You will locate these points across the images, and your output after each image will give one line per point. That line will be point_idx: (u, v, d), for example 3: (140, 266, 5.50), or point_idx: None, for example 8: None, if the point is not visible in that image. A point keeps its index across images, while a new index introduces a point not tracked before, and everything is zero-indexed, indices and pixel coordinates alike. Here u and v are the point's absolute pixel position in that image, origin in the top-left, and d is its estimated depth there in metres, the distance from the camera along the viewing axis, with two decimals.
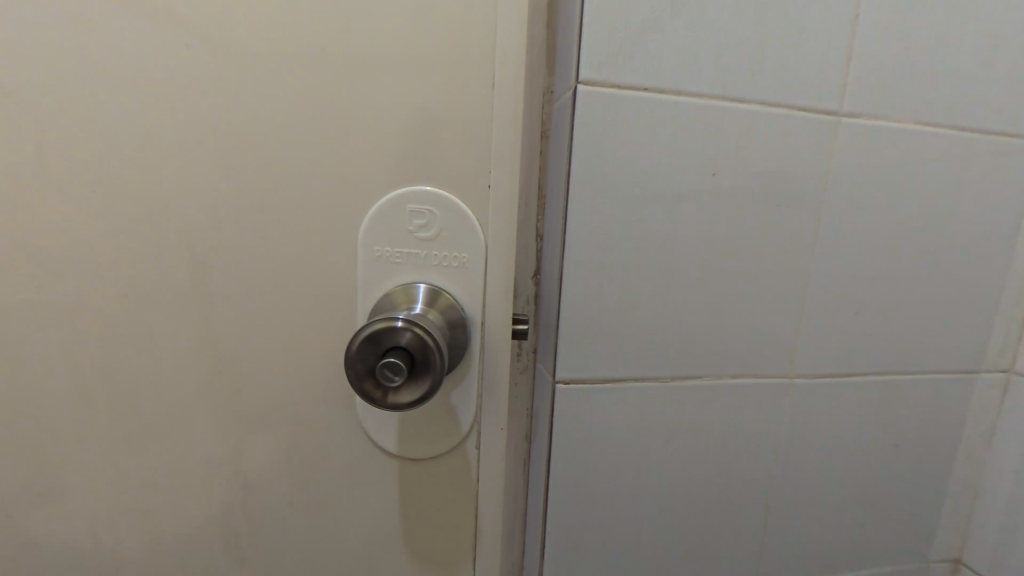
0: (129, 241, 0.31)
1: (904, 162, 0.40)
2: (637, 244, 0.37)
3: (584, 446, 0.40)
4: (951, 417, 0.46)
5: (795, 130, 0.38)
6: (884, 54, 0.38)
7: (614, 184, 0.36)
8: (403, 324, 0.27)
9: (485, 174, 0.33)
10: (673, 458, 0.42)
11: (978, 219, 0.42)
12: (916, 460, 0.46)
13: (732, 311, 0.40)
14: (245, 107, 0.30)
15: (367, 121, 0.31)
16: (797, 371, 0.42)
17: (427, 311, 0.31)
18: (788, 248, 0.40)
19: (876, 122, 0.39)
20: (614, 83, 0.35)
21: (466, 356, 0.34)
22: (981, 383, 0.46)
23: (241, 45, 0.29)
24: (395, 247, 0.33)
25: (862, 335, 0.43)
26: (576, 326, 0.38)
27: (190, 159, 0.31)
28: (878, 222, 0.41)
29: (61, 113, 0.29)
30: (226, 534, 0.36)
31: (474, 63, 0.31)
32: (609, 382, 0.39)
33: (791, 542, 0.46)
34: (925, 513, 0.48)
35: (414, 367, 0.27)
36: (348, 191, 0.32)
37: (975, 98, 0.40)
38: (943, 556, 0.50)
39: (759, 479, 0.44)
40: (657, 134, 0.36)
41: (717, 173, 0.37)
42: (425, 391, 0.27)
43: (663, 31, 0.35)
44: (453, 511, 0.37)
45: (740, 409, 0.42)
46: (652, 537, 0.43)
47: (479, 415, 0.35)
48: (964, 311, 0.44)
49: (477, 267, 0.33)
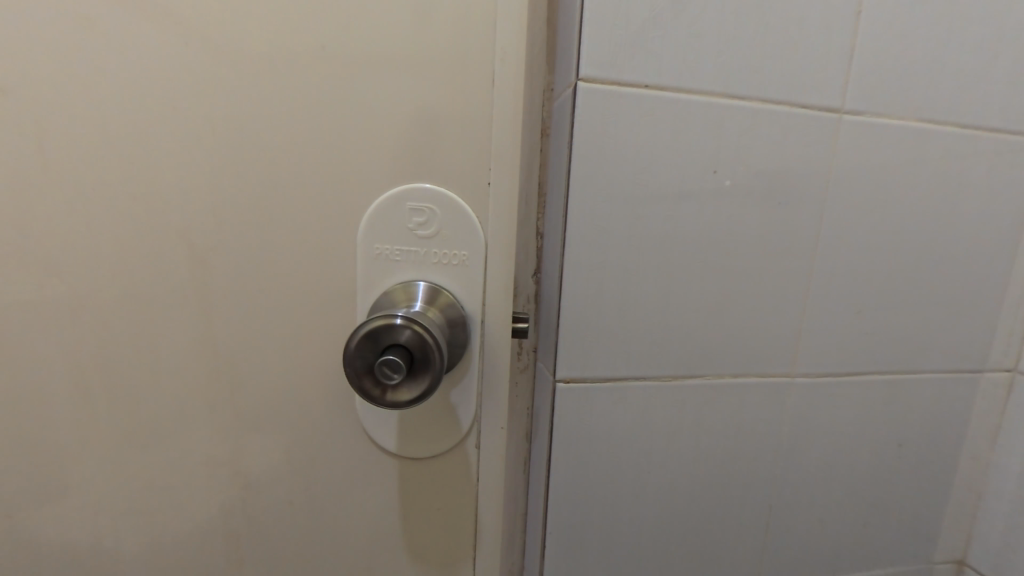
0: (128, 240, 0.31)
1: (907, 159, 0.40)
2: (638, 242, 0.37)
3: (585, 445, 0.40)
4: (955, 417, 0.46)
5: (796, 128, 0.38)
6: (886, 51, 0.38)
7: (615, 182, 0.36)
8: (402, 321, 0.27)
9: (485, 172, 0.32)
10: (675, 458, 0.42)
11: (982, 217, 0.42)
12: (919, 460, 0.46)
13: (733, 310, 0.40)
14: (244, 105, 0.30)
15: (367, 119, 0.31)
16: (799, 370, 0.42)
17: (426, 309, 0.31)
18: (790, 246, 0.39)
19: (878, 120, 0.39)
20: (614, 80, 0.34)
21: (465, 354, 0.33)
22: (985, 382, 0.45)
23: (240, 43, 0.29)
24: (394, 245, 0.33)
25: (864, 334, 0.42)
26: (577, 325, 0.38)
27: (189, 158, 0.31)
28: (881, 220, 0.40)
29: (61, 112, 0.29)
30: (225, 533, 0.36)
31: (473, 60, 0.31)
32: (610, 381, 0.39)
33: (793, 542, 0.46)
34: (929, 514, 0.47)
35: (414, 364, 0.27)
36: (347, 189, 0.32)
37: (979, 95, 0.40)
38: (947, 557, 0.49)
39: (761, 479, 0.43)
40: (657, 131, 0.36)
41: (718, 170, 0.37)
42: (424, 389, 0.27)
43: (663, 28, 0.34)
44: (452, 511, 0.37)
45: (742, 409, 0.42)
46: (653, 537, 0.43)
47: (479, 414, 0.35)
48: (968, 309, 0.44)
49: (477, 265, 0.33)
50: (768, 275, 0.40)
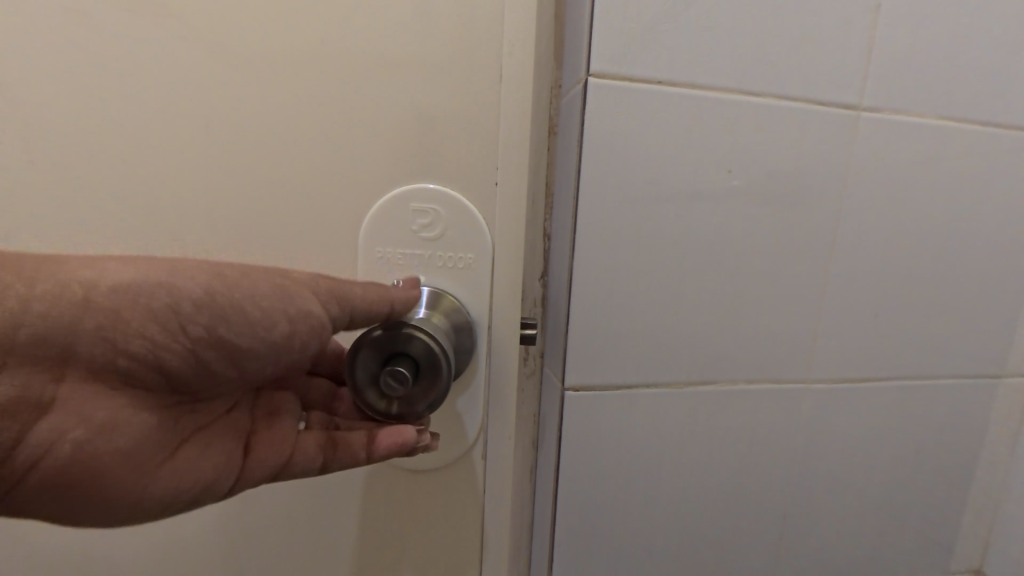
0: (122, 242, 0.30)
1: (925, 158, 0.39)
2: (650, 244, 0.36)
3: (593, 453, 0.39)
4: (972, 423, 0.44)
5: (813, 125, 0.36)
6: (906, 45, 0.37)
7: (626, 182, 0.35)
8: (408, 330, 0.26)
9: (493, 172, 0.31)
10: (686, 465, 0.40)
11: (1001, 218, 0.41)
12: (936, 467, 0.45)
13: (746, 313, 0.39)
14: (240, 100, 0.29)
15: (369, 114, 0.30)
16: (814, 375, 0.41)
17: (431, 316, 0.29)
18: (804, 247, 0.38)
19: (896, 117, 0.38)
20: (627, 76, 0.33)
21: (471, 360, 0.32)
22: (1004, 388, 0.44)
23: (237, 37, 0.28)
24: (397, 248, 0.31)
25: (880, 337, 0.41)
26: (586, 330, 0.37)
27: (184, 157, 0.29)
28: (899, 220, 0.39)
29: (48, 109, 0.28)
30: (224, 544, 0.35)
31: (481, 54, 0.29)
32: (619, 388, 0.38)
33: (806, 550, 0.44)
34: (944, 522, 0.46)
35: (420, 373, 0.25)
36: (349, 189, 0.30)
37: (1000, 92, 0.39)
38: (963, 567, 0.48)
39: (774, 486, 0.42)
40: (670, 128, 0.35)
41: (732, 169, 0.36)
42: (433, 398, 0.26)
43: (677, 21, 0.33)
44: (458, 522, 0.35)
45: (754, 414, 0.40)
46: (663, 547, 0.42)
47: (486, 422, 0.34)
48: (986, 313, 0.42)
49: (484, 268, 0.32)
50: (784, 276, 0.38)
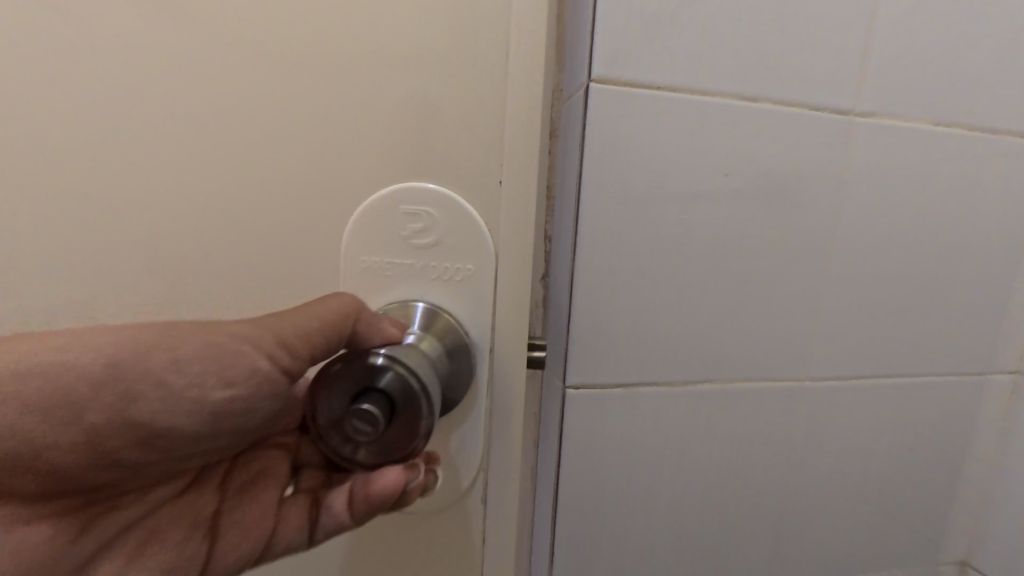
0: (127, 246, 0.30)
1: (918, 161, 0.39)
2: (650, 246, 0.36)
3: (594, 451, 0.39)
4: (961, 418, 0.45)
5: (810, 129, 0.37)
6: (901, 50, 0.37)
7: (627, 185, 0.35)
8: (383, 362, 0.25)
9: (495, 175, 0.31)
10: (684, 463, 0.41)
11: (991, 219, 0.42)
12: (927, 462, 0.46)
13: (744, 313, 0.39)
14: (243, 105, 0.29)
15: (369, 125, 0.30)
16: (808, 374, 0.42)
17: (419, 340, 0.29)
18: (801, 249, 0.39)
19: (891, 121, 0.38)
20: (628, 81, 0.33)
21: (465, 379, 0.32)
22: (993, 385, 0.45)
23: (240, 42, 0.28)
24: (390, 257, 0.31)
25: (873, 336, 0.42)
26: (587, 331, 0.37)
27: (188, 161, 0.29)
28: (893, 223, 0.40)
29: (55, 115, 0.28)
30: None
31: (482, 59, 0.30)
32: (619, 387, 0.38)
33: (800, 544, 0.45)
34: (934, 515, 0.47)
35: (393, 412, 0.24)
36: (352, 192, 0.31)
37: (992, 96, 0.39)
38: (952, 559, 0.49)
39: (770, 482, 0.43)
40: (670, 132, 0.35)
41: (731, 172, 0.36)
42: (407, 437, 0.24)
43: (677, 25, 0.33)
44: (460, 525, 0.35)
45: (750, 412, 0.41)
46: (661, 543, 0.42)
47: (488, 433, 0.34)
48: (976, 312, 0.43)
49: (483, 279, 0.32)
50: (781, 277, 0.39)
